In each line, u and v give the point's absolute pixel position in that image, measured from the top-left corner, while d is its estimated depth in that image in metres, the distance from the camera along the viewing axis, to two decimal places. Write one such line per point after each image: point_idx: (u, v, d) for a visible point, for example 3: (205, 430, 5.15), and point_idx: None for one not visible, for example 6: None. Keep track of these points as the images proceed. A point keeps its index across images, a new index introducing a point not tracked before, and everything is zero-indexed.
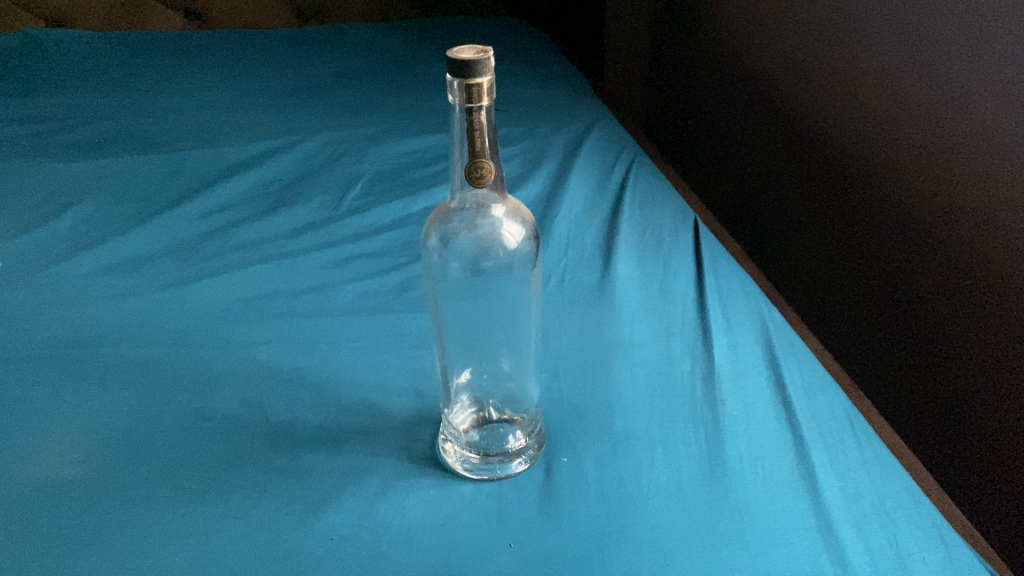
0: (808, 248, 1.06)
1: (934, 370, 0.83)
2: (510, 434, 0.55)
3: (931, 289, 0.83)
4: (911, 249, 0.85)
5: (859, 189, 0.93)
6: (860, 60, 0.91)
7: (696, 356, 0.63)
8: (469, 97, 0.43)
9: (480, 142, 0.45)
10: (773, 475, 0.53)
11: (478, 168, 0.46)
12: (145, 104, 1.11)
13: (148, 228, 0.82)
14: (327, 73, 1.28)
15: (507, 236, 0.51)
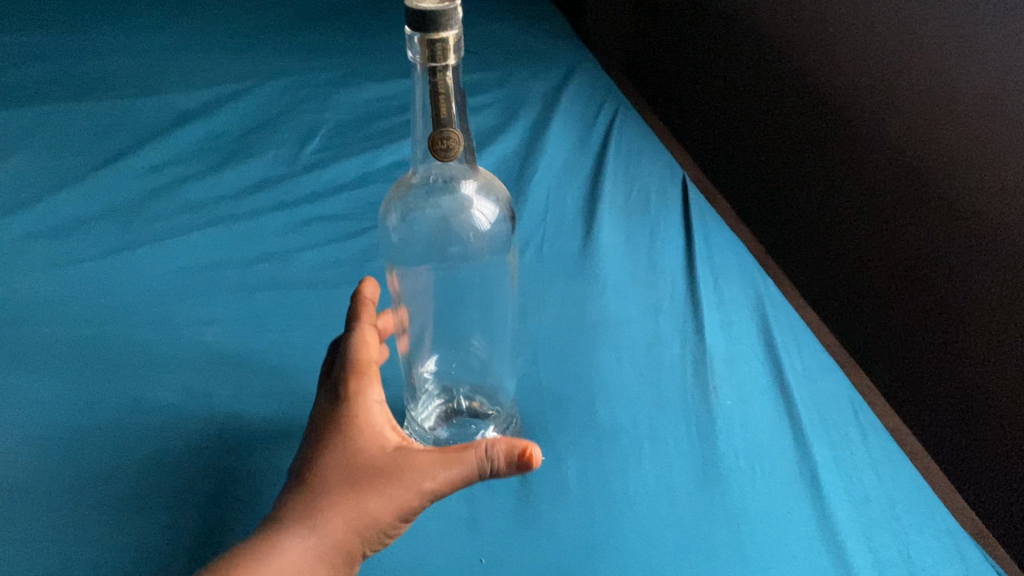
0: (784, 196, 0.93)
1: (918, 330, 0.70)
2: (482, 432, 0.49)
3: (913, 232, 0.69)
4: (894, 190, 0.72)
5: (830, 117, 0.82)
6: None
7: (687, 336, 0.58)
8: (433, 55, 0.36)
9: (446, 106, 0.38)
10: (772, 476, 0.48)
11: (443, 139, 0.39)
12: (86, 44, 1.02)
13: (86, 186, 0.75)
14: (287, 10, 1.19)
15: (477, 213, 0.45)
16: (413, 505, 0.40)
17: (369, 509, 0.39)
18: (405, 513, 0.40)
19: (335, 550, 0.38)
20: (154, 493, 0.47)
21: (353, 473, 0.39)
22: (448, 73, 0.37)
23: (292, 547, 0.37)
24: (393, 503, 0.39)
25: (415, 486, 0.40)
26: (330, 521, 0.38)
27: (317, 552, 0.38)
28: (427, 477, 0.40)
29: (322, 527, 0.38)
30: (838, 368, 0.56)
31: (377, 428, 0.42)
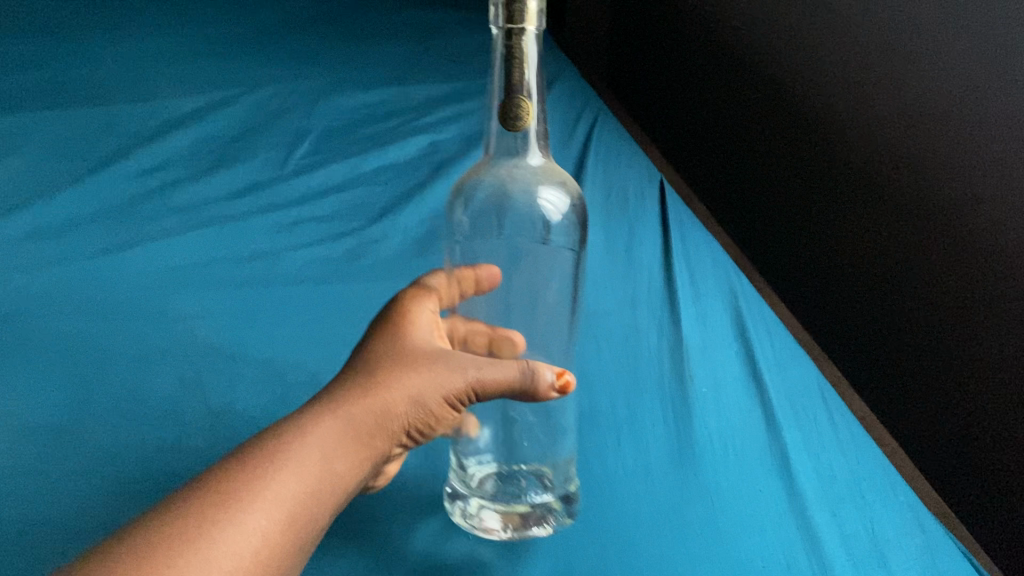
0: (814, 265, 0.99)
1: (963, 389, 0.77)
2: (532, 495, 0.46)
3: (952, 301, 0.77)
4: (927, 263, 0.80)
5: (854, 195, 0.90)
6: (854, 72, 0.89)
7: (663, 327, 0.60)
8: (512, 17, 0.39)
9: (519, 74, 0.41)
10: (743, 457, 0.50)
11: (514, 107, 0.42)
12: (78, 51, 1.03)
13: (81, 187, 0.76)
14: (275, 19, 1.21)
15: (539, 197, 0.47)
16: (444, 401, 0.42)
17: (403, 397, 0.40)
18: (434, 407, 0.41)
19: (372, 434, 0.39)
20: (147, 472, 0.48)
21: (385, 370, 0.41)
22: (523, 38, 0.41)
23: (329, 425, 0.38)
24: (426, 397, 0.41)
25: (445, 380, 0.42)
26: (365, 405, 0.39)
27: (358, 432, 0.38)
28: (470, 365, 0.42)
29: (361, 410, 0.39)
30: (807, 357, 0.59)
31: (421, 330, 0.44)
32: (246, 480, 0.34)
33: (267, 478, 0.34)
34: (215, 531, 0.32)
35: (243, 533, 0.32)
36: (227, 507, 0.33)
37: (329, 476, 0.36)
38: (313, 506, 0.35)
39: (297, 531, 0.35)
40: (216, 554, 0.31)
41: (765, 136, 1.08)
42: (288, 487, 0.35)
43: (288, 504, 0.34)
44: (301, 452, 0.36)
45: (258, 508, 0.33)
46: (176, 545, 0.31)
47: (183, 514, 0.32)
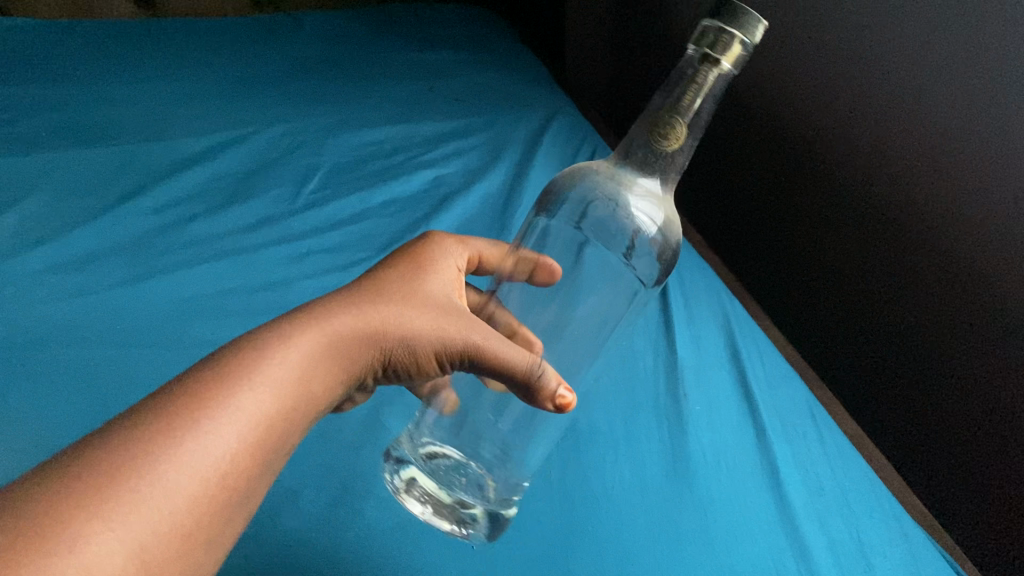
0: (801, 271, 0.97)
1: (980, 390, 0.76)
2: (469, 489, 0.46)
3: (957, 297, 0.76)
4: (927, 261, 0.79)
5: (838, 197, 0.89)
6: (820, 75, 0.88)
7: (659, 349, 0.63)
8: (714, 46, 0.43)
9: (689, 99, 0.45)
10: (736, 470, 0.53)
11: (670, 125, 0.45)
12: (92, 94, 1.06)
13: (99, 223, 0.79)
14: (282, 62, 1.25)
15: (640, 207, 0.49)
16: (433, 350, 0.39)
17: (387, 335, 0.38)
18: (418, 352, 0.39)
19: (348, 367, 0.36)
20: None
21: (374, 303, 0.38)
22: (711, 73, 0.44)
23: (310, 342, 0.34)
24: (411, 339, 0.38)
25: (439, 328, 0.39)
26: (349, 334, 0.36)
27: (337, 358, 0.36)
28: (475, 330, 0.40)
29: (343, 338, 0.36)
30: (797, 378, 0.63)
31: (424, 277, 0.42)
32: (217, 391, 0.30)
33: (238, 392, 0.31)
34: (183, 442, 0.28)
35: (211, 447, 0.29)
36: (194, 417, 0.29)
37: (303, 399, 0.33)
38: (280, 429, 0.32)
39: (263, 454, 0.31)
40: (179, 468, 0.28)
41: (741, 149, 1.05)
42: (261, 405, 0.31)
43: (259, 423, 0.31)
44: (276, 369, 0.33)
45: (223, 429, 0.30)
46: (135, 454, 0.27)
47: (145, 420, 0.29)
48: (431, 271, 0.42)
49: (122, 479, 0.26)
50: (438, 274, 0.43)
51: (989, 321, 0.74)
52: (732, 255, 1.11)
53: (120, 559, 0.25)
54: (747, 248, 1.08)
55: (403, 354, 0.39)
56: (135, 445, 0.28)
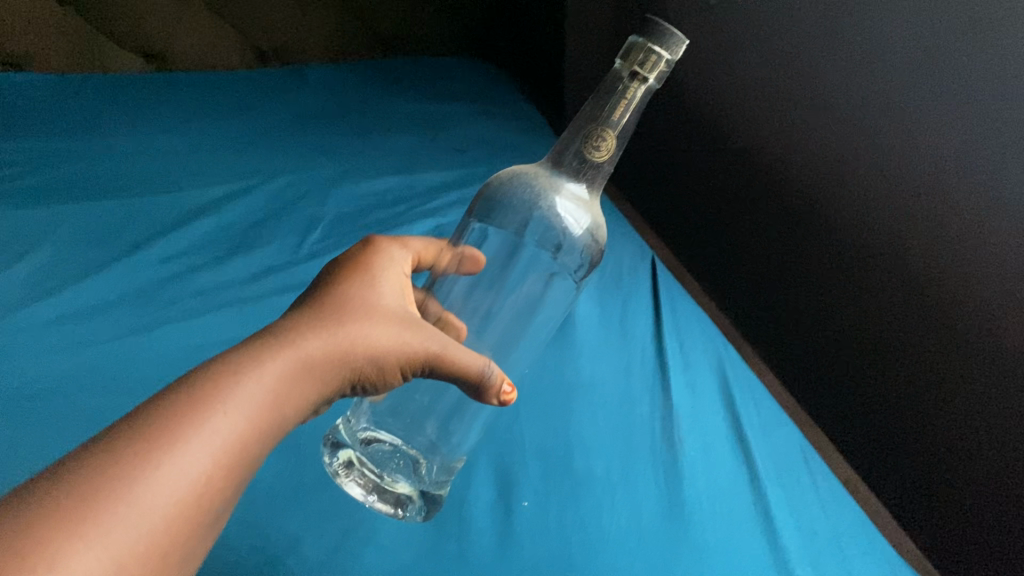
0: (779, 297, 0.97)
1: (948, 394, 0.76)
2: (402, 476, 0.51)
3: (921, 307, 0.77)
4: (892, 275, 0.79)
5: (808, 220, 0.89)
6: (788, 109, 0.89)
7: (655, 395, 0.64)
8: (644, 63, 0.49)
9: (619, 112, 0.50)
10: (731, 514, 0.54)
11: (602, 135, 0.51)
12: (101, 148, 1.09)
13: (107, 274, 0.81)
14: (287, 114, 1.28)
15: (563, 206, 0.53)
16: (396, 363, 0.41)
17: (351, 353, 0.39)
18: (379, 365, 0.41)
19: (316, 386, 0.38)
20: None
21: (336, 321, 0.39)
22: (637, 88, 0.50)
23: (278, 366, 0.35)
24: (375, 355, 0.40)
25: (400, 343, 0.41)
26: (315, 356, 0.37)
27: (305, 380, 0.37)
28: (433, 342, 0.43)
29: (309, 360, 0.37)
30: (790, 423, 0.64)
31: (382, 289, 0.43)
32: (184, 423, 0.31)
33: (206, 419, 0.32)
34: (159, 464, 0.30)
35: (179, 477, 0.30)
36: (162, 448, 0.30)
37: (272, 420, 0.35)
38: (254, 445, 0.34)
39: (234, 476, 0.33)
40: (149, 502, 0.29)
41: (720, 192, 1.07)
42: (230, 433, 0.32)
43: (228, 448, 0.32)
44: (244, 395, 0.34)
45: (201, 448, 0.31)
46: (102, 489, 0.28)
47: (112, 453, 0.29)
48: (386, 282, 0.44)
49: (92, 515, 0.27)
50: (392, 286, 0.44)
51: (952, 326, 0.74)
52: (715, 286, 1.11)
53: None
54: (728, 278, 1.08)
55: (366, 369, 0.40)
56: (102, 479, 0.28)
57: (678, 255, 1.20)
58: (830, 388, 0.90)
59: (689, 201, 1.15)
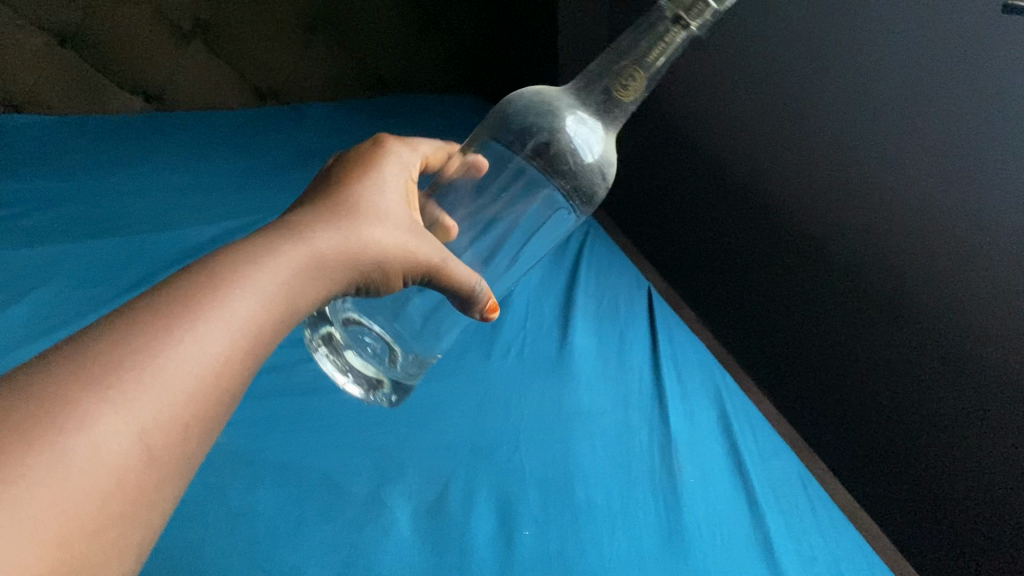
0: (771, 326, 0.99)
1: (911, 420, 0.78)
2: (373, 366, 0.57)
3: (891, 331, 0.79)
4: (870, 301, 0.81)
5: (799, 249, 0.92)
6: (789, 141, 0.91)
7: (654, 424, 0.65)
8: (687, 13, 0.51)
9: (654, 58, 0.54)
10: (731, 541, 0.54)
11: (630, 77, 0.55)
12: (103, 188, 1.10)
13: (108, 311, 0.81)
14: (287, 153, 1.29)
15: (574, 134, 0.56)
16: (402, 268, 0.42)
17: (362, 253, 0.40)
18: (385, 269, 0.42)
19: (327, 281, 0.38)
20: None
21: (348, 221, 0.40)
22: (677, 34, 0.52)
23: (293, 257, 0.36)
24: (384, 257, 0.41)
25: (406, 249, 0.42)
26: (328, 251, 0.38)
27: (319, 273, 0.37)
28: (435, 250, 0.44)
29: (322, 253, 0.38)
30: (788, 452, 0.64)
31: (389, 193, 0.44)
32: (205, 300, 0.32)
33: (226, 299, 0.32)
34: (181, 338, 0.30)
35: (203, 348, 0.31)
36: (184, 319, 0.30)
37: (288, 308, 0.35)
38: (272, 325, 0.34)
39: (253, 356, 0.33)
40: (177, 366, 0.29)
41: (725, 231, 1.07)
42: (251, 315, 0.33)
43: (248, 329, 0.33)
44: (261, 277, 0.34)
45: (221, 325, 0.32)
46: (130, 353, 0.28)
47: (138, 322, 0.30)
48: (391, 186, 0.45)
49: (123, 373, 0.28)
50: (398, 192, 0.45)
51: (913, 353, 0.76)
52: (712, 318, 1.13)
53: (131, 444, 0.27)
54: (724, 309, 1.09)
55: (374, 271, 0.41)
56: (129, 345, 0.29)
57: (683, 295, 1.20)
58: (813, 414, 0.92)
59: (692, 234, 1.17)
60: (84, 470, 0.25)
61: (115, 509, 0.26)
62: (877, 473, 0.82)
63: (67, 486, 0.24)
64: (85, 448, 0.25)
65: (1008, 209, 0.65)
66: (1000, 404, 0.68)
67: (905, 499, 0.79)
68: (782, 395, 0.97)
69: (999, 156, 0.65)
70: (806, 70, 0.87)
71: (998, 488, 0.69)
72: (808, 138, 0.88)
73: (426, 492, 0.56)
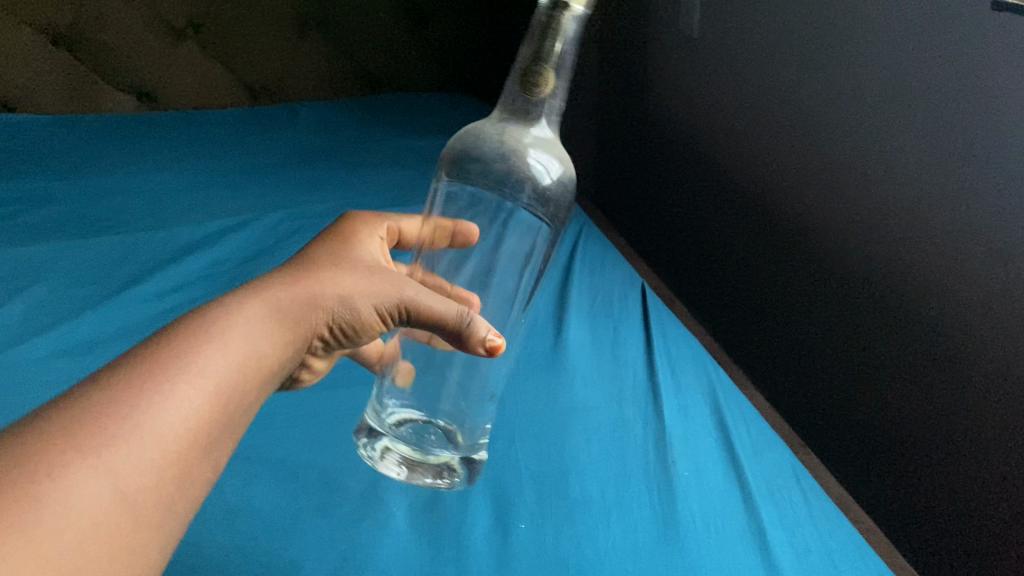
0: (767, 325, 1.00)
1: (900, 417, 0.79)
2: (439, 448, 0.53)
3: (878, 329, 0.80)
4: (857, 300, 0.83)
5: (792, 245, 0.93)
6: (784, 133, 0.93)
7: (648, 419, 0.65)
8: None
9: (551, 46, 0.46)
10: (725, 533, 0.55)
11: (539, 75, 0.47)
12: (97, 187, 1.10)
13: (104, 309, 0.81)
14: (282, 151, 1.29)
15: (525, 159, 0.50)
16: (373, 311, 0.42)
17: (325, 302, 0.40)
18: (355, 314, 0.41)
19: (294, 330, 0.38)
20: None
21: (306, 276, 0.40)
22: (566, 18, 0.45)
23: (250, 307, 0.36)
24: (348, 301, 0.41)
25: (374, 292, 0.42)
26: (287, 301, 0.38)
27: (282, 321, 0.37)
28: (409, 285, 0.43)
29: (281, 305, 0.38)
30: (781, 444, 0.65)
31: (353, 254, 0.45)
32: (169, 356, 0.32)
33: (192, 351, 0.32)
34: (144, 386, 0.30)
35: (168, 396, 0.30)
36: (145, 370, 0.31)
37: (252, 354, 0.35)
38: (240, 371, 0.34)
39: (225, 403, 0.33)
40: (147, 420, 0.29)
41: (720, 229, 1.08)
42: (216, 367, 0.33)
43: (212, 376, 0.33)
44: (221, 329, 0.34)
45: (181, 372, 0.32)
46: (100, 410, 0.29)
47: (105, 382, 0.30)
48: (357, 249, 0.45)
49: (95, 429, 0.28)
50: (366, 254, 0.46)
51: (899, 349, 0.78)
52: (710, 317, 1.13)
53: (98, 492, 0.27)
54: (722, 309, 1.10)
55: (344, 316, 0.41)
56: (92, 402, 0.29)
57: (681, 293, 1.21)
58: (808, 414, 0.93)
59: (689, 231, 1.18)
60: (56, 516, 0.25)
61: (90, 556, 0.26)
62: (868, 472, 0.83)
63: (36, 533, 0.24)
64: (52, 495, 0.25)
65: (1004, 196, 0.66)
66: (985, 390, 0.69)
67: (897, 499, 0.79)
68: (778, 397, 0.98)
69: (989, 138, 0.67)
70: (801, 63, 0.89)
71: (995, 480, 0.68)
72: (801, 136, 0.89)
73: (422, 489, 0.56)
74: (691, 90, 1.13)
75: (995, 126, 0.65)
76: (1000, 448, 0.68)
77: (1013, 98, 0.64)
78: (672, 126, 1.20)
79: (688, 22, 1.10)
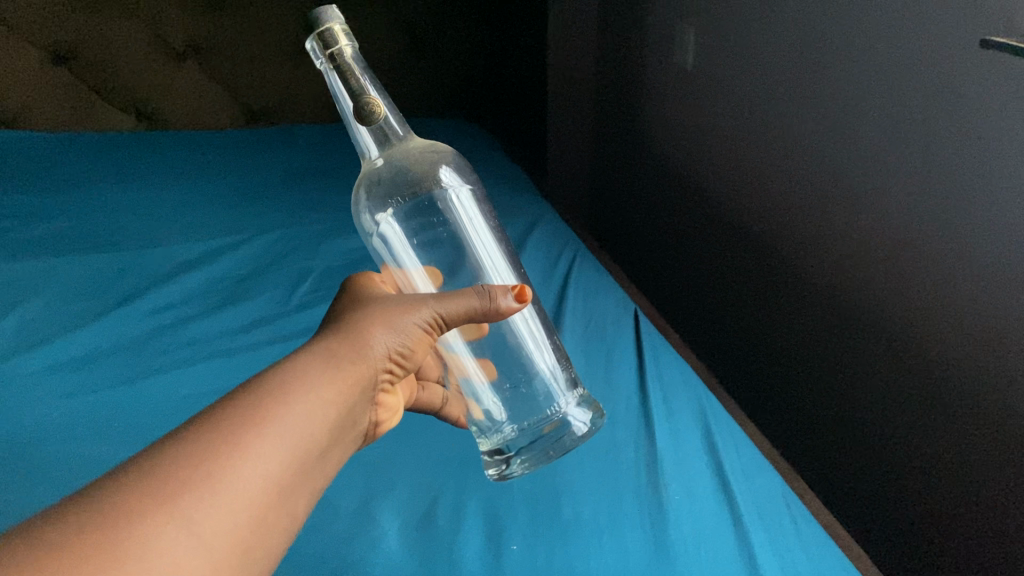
0: (764, 357, 1.01)
1: (899, 448, 0.79)
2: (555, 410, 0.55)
3: (872, 360, 0.81)
4: (848, 334, 0.84)
5: (783, 278, 0.94)
6: (769, 166, 0.94)
7: (640, 442, 0.66)
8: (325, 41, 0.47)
9: (355, 82, 0.48)
10: (715, 556, 0.55)
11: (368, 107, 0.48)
12: (94, 204, 1.10)
13: (98, 325, 0.82)
14: (280, 172, 1.30)
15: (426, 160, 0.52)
16: (411, 331, 0.42)
17: (366, 337, 0.40)
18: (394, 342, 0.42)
19: (347, 364, 0.38)
20: None
21: (344, 327, 0.41)
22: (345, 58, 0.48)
23: (295, 357, 0.37)
24: (394, 327, 0.42)
25: (405, 314, 0.42)
26: (339, 348, 0.39)
27: (332, 360, 0.38)
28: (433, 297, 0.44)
29: (334, 351, 0.38)
30: (772, 470, 0.65)
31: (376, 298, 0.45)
32: (254, 397, 0.33)
33: (255, 393, 0.33)
34: (214, 426, 0.31)
35: (238, 428, 0.31)
36: (208, 416, 0.31)
37: (308, 379, 0.35)
38: (304, 395, 0.34)
39: (298, 423, 0.33)
40: (236, 454, 0.30)
41: (717, 259, 1.10)
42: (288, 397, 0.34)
43: (273, 403, 0.33)
44: (289, 378, 0.35)
45: (244, 408, 0.32)
46: (198, 450, 0.29)
47: (194, 438, 0.30)
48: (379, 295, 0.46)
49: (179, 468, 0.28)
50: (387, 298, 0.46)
51: (894, 380, 0.78)
52: (714, 350, 1.15)
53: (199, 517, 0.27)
54: (722, 340, 1.12)
55: (385, 347, 0.41)
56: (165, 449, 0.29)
57: (682, 323, 1.22)
58: (812, 448, 0.94)
59: (685, 259, 1.19)
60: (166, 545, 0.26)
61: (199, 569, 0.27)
62: (879, 501, 0.83)
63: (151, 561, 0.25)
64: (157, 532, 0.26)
65: (973, 224, 0.65)
66: (979, 418, 0.69)
67: (910, 529, 0.79)
68: (783, 435, 0.99)
69: (952, 168, 0.66)
70: (781, 94, 0.89)
71: (996, 500, 0.68)
72: (790, 167, 0.89)
73: (415, 506, 0.57)
74: (683, 121, 1.14)
75: (959, 155, 0.65)
76: (997, 472, 0.68)
77: (978, 124, 0.63)
78: (666, 155, 1.21)
79: (680, 53, 1.11)
